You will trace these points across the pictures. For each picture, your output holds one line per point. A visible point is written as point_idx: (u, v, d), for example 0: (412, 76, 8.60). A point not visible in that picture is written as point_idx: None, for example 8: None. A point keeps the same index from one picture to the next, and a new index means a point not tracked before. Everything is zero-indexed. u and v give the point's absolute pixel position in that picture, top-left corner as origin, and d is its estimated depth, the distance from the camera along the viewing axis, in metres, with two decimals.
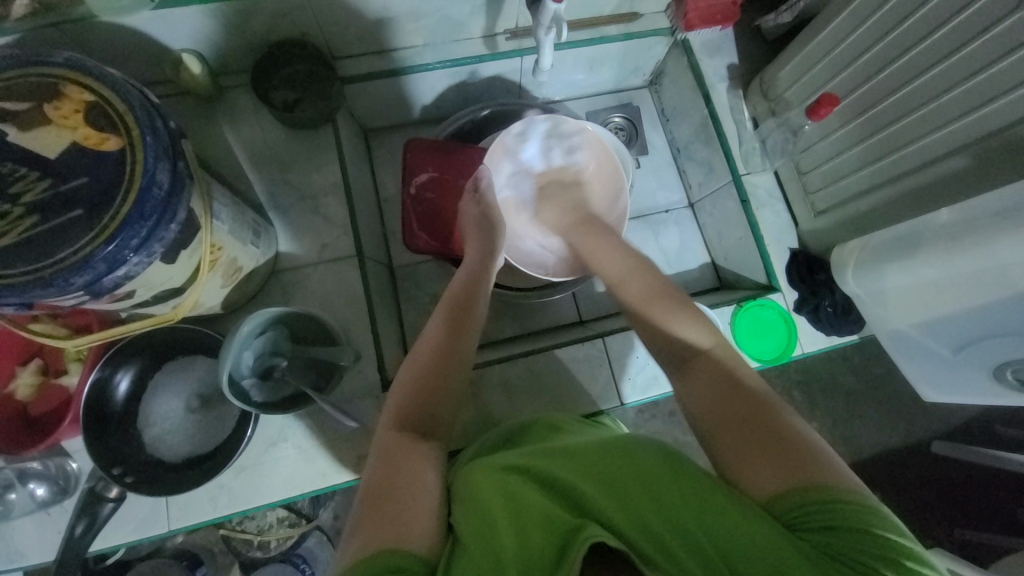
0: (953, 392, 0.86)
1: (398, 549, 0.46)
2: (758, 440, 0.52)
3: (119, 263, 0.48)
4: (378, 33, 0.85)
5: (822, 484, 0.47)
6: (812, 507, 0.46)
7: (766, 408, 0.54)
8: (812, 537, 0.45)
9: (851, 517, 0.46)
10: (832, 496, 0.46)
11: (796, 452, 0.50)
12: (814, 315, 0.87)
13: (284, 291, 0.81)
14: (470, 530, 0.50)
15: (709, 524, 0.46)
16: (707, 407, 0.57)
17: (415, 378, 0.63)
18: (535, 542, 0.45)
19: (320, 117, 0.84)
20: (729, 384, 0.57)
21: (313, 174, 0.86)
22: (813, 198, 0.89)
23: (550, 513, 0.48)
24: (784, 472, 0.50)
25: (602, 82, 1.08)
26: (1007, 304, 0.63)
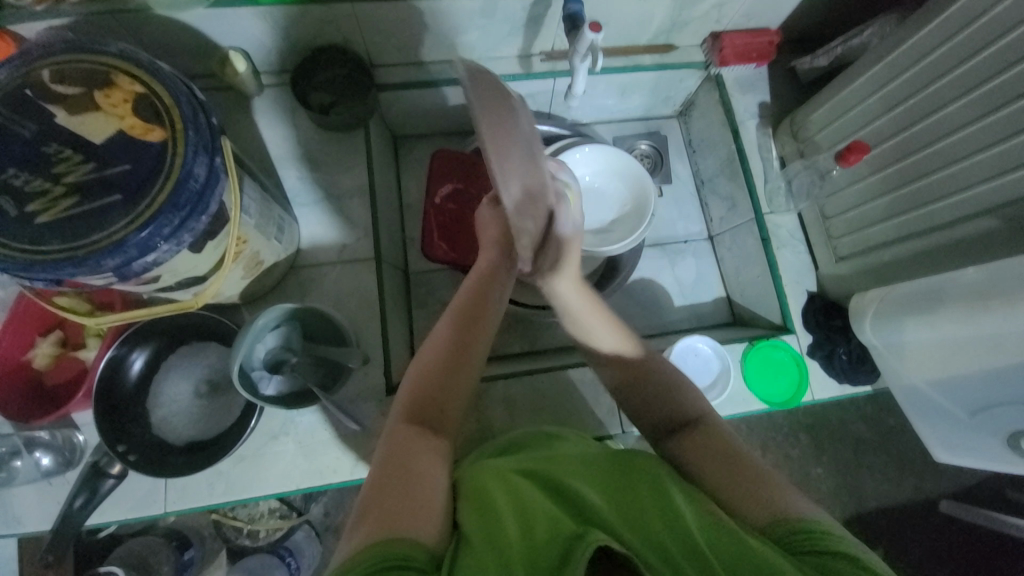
0: (964, 456, 0.83)
1: (400, 537, 0.46)
2: (736, 479, 0.56)
3: (150, 249, 0.50)
4: (417, 44, 0.87)
5: (799, 515, 0.51)
6: (793, 530, 0.49)
7: (734, 454, 0.58)
8: (804, 558, 0.47)
9: (827, 541, 0.48)
10: (813, 525, 0.50)
11: (769, 489, 0.54)
12: (827, 361, 0.86)
13: (300, 287, 0.82)
14: (475, 525, 0.50)
15: (715, 541, 0.46)
16: (688, 455, 0.60)
17: (434, 367, 0.63)
18: (540, 542, 0.45)
19: (353, 121, 0.87)
20: (709, 441, 0.60)
21: (341, 175, 0.88)
22: (835, 243, 0.88)
23: (555, 516, 0.48)
24: (758, 503, 0.53)
25: (632, 109, 1.09)
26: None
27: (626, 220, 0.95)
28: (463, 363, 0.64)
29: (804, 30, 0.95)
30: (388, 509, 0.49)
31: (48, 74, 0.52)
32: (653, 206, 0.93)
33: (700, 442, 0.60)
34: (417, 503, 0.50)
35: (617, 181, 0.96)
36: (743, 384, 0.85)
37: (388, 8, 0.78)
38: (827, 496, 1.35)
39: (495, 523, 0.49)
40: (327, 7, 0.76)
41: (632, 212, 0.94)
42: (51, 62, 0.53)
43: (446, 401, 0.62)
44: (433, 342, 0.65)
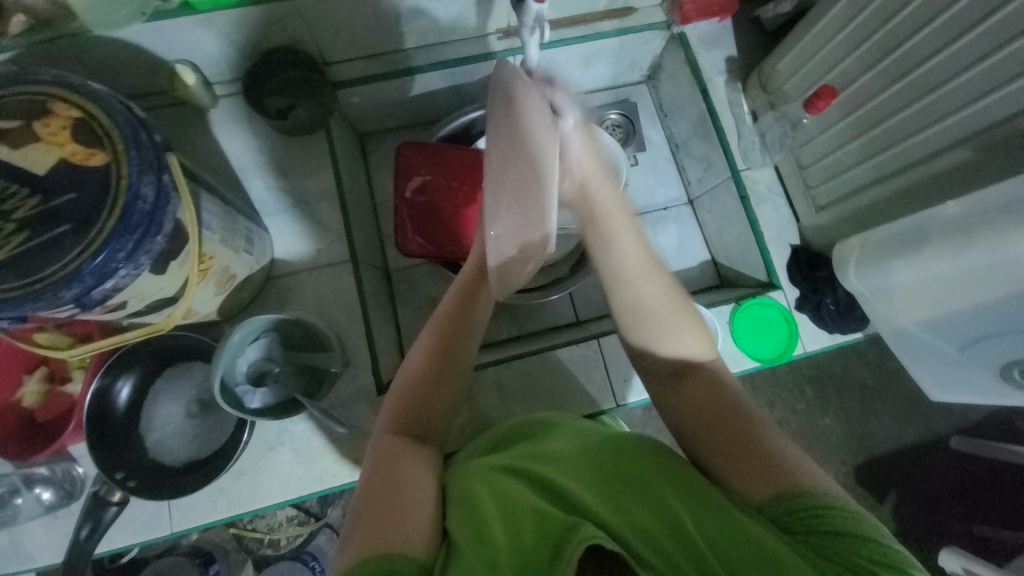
0: (958, 392, 0.83)
1: (390, 546, 0.47)
2: (740, 448, 0.53)
3: (107, 275, 0.49)
4: (369, 37, 0.85)
5: (803, 488, 0.49)
6: (795, 508, 0.48)
7: (737, 414, 0.55)
8: (806, 540, 0.46)
9: (835, 517, 0.46)
10: (817, 501, 0.48)
11: (773, 462, 0.52)
12: (816, 313, 0.85)
13: (279, 297, 0.82)
14: (463, 525, 0.50)
15: (707, 530, 0.46)
16: (683, 405, 0.58)
17: (415, 369, 0.64)
18: (531, 539, 0.46)
19: (313, 122, 0.85)
20: (708, 396, 0.57)
21: (307, 179, 0.87)
22: (813, 192, 0.87)
23: (546, 510, 0.49)
24: (760, 473, 0.51)
25: (598, 78, 1.07)
26: (1015, 300, 0.61)
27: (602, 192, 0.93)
28: (448, 362, 0.65)
29: None
30: (379, 520, 0.50)
31: None
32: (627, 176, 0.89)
33: (700, 397, 0.57)
34: (407, 509, 0.51)
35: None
36: (732, 345, 0.84)
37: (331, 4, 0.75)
38: (834, 444, 1.36)
39: (486, 517, 0.50)
40: (268, 8, 0.74)
41: (607, 182, 0.92)
42: None
43: (431, 404, 0.63)
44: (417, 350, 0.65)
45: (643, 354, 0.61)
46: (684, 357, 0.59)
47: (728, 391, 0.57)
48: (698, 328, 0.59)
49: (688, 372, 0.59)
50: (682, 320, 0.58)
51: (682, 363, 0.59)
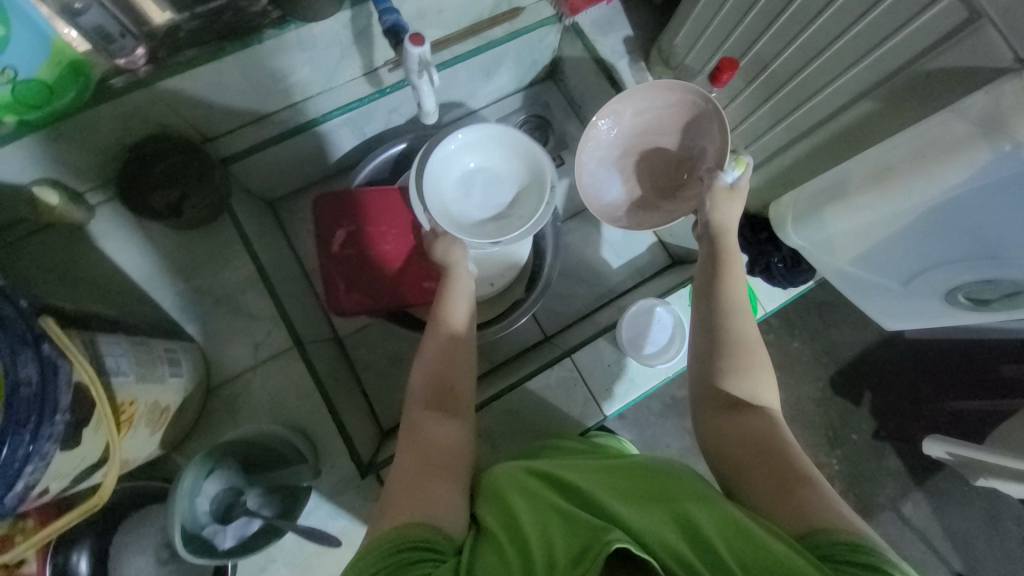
0: (911, 320, 0.87)
1: (419, 524, 0.48)
2: (774, 474, 0.54)
3: (13, 479, 0.42)
4: (247, 103, 0.76)
5: (836, 526, 0.47)
6: (833, 540, 0.46)
7: (788, 459, 0.55)
8: (840, 569, 0.44)
9: (868, 555, 0.44)
10: (855, 539, 0.45)
11: (813, 503, 0.50)
12: (767, 274, 0.87)
13: (228, 406, 0.75)
14: (496, 527, 0.49)
15: (736, 546, 0.44)
16: (720, 435, 0.61)
17: (432, 361, 0.68)
18: (561, 545, 0.43)
19: (210, 208, 0.77)
20: (759, 434, 0.59)
21: (223, 272, 0.79)
22: (738, 158, 0.88)
23: (578, 518, 0.46)
24: (797, 511, 0.50)
25: (503, 86, 1.03)
26: (938, 210, 0.61)
27: (529, 193, 0.87)
28: (459, 350, 0.70)
29: None
30: (411, 499, 0.51)
31: None
32: (547, 176, 0.84)
33: (757, 431, 0.59)
34: (437, 488, 0.54)
35: (502, 153, 0.87)
36: None
37: (193, 80, 0.67)
38: (808, 367, 1.43)
39: (513, 529, 0.48)
40: (118, 101, 0.65)
41: (533, 185, 0.86)
42: None
43: (455, 386, 0.67)
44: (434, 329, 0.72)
45: (712, 386, 0.65)
46: (749, 397, 0.63)
47: (782, 434, 0.59)
48: (762, 357, 0.66)
49: (748, 408, 0.62)
50: (756, 365, 0.66)
51: (748, 405, 0.62)
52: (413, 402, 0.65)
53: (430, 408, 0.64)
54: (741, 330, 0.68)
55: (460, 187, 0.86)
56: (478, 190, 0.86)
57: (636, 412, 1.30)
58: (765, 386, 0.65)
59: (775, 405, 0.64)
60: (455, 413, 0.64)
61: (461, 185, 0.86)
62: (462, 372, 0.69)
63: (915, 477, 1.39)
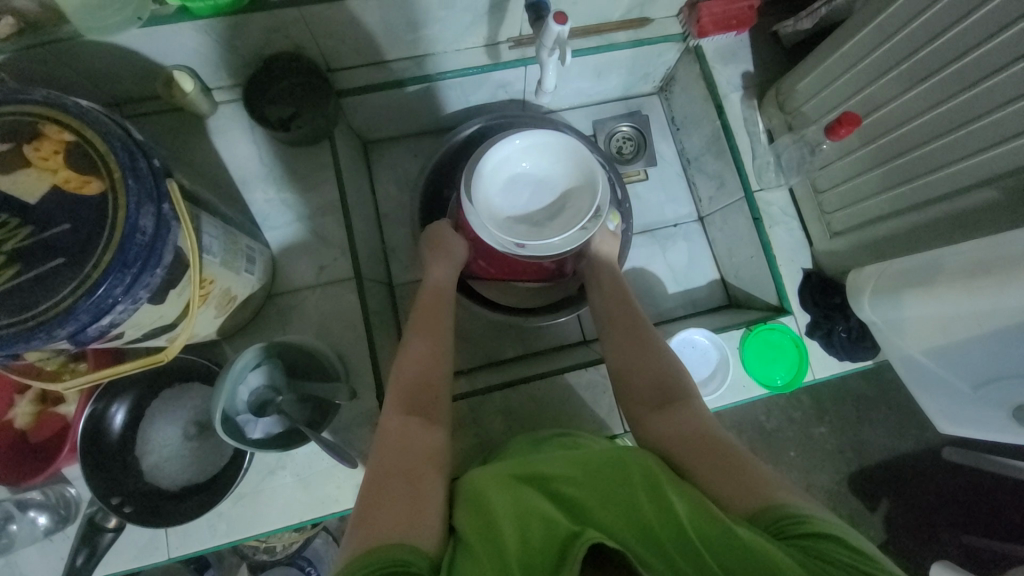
0: (969, 426, 0.83)
1: (400, 545, 0.46)
2: (709, 458, 0.55)
3: (103, 312, 0.47)
4: (377, 45, 0.81)
5: (781, 502, 0.48)
6: (784, 517, 0.46)
7: (717, 443, 0.57)
8: (797, 542, 0.44)
9: (815, 524, 0.46)
10: (803, 511, 0.47)
11: (758, 481, 0.51)
12: (826, 340, 0.84)
13: (281, 315, 0.79)
14: (475, 535, 0.48)
15: (702, 523, 0.44)
16: (657, 433, 0.61)
17: (410, 362, 0.68)
18: (536, 544, 0.44)
19: (316, 133, 0.82)
20: (692, 421, 0.60)
21: (310, 191, 0.84)
22: (829, 218, 0.86)
23: (548, 511, 0.47)
24: (745, 492, 0.50)
25: (610, 90, 1.04)
26: None
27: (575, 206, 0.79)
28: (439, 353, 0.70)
29: None
30: (389, 513, 0.50)
31: None
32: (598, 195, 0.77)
33: (684, 422, 0.60)
34: (416, 505, 0.51)
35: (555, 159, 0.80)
36: (742, 371, 0.84)
37: (341, 11, 0.72)
38: (832, 453, 1.36)
39: (490, 524, 0.48)
40: (271, 13, 0.70)
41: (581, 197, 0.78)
42: None
43: (433, 389, 0.66)
44: (415, 315, 0.75)
45: (635, 394, 0.68)
46: (669, 391, 0.66)
47: (706, 415, 0.61)
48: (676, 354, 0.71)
49: (672, 402, 0.64)
50: (669, 361, 0.70)
51: (671, 399, 0.65)
52: (392, 405, 0.64)
53: (405, 416, 0.62)
54: (660, 347, 0.72)
55: (507, 186, 0.81)
56: (524, 193, 0.81)
57: None
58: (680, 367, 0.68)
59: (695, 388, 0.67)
60: (432, 421, 0.63)
61: (507, 183, 0.81)
62: (435, 369, 0.69)
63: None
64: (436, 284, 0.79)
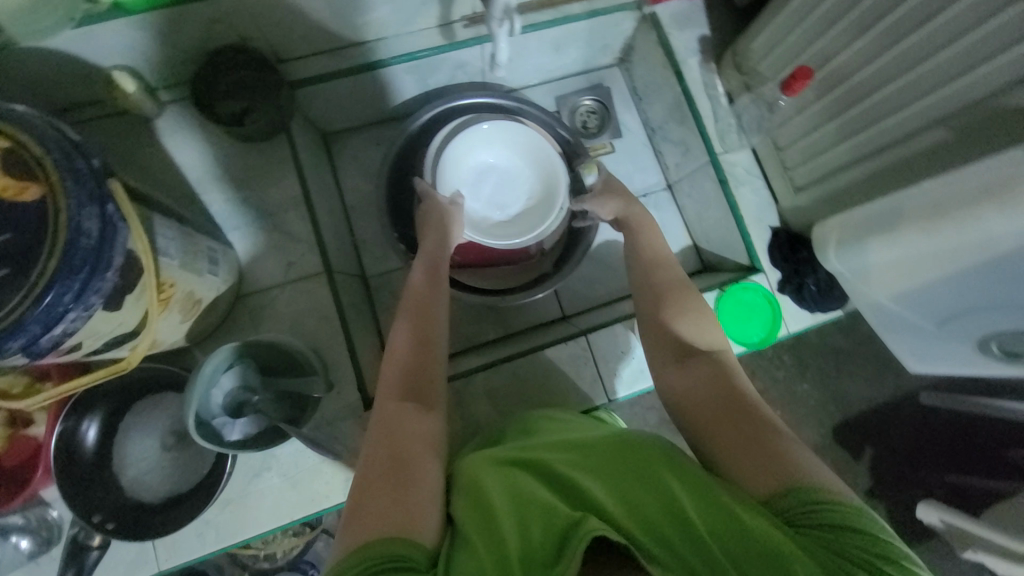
0: (938, 363, 0.86)
1: (396, 539, 0.46)
2: (728, 427, 0.55)
3: (55, 321, 0.45)
4: (326, 31, 0.78)
5: (798, 483, 0.48)
6: (800, 502, 0.47)
7: (745, 411, 0.56)
8: (812, 531, 0.45)
9: (833, 511, 0.46)
10: (821, 494, 0.47)
11: (777, 456, 0.51)
12: (797, 294, 0.86)
13: (252, 316, 0.78)
14: (473, 529, 0.48)
15: (711, 514, 0.45)
16: (681, 391, 0.61)
17: (404, 350, 0.67)
18: (537, 538, 0.44)
19: (271, 126, 0.79)
20: (713, 384, 0.59)
21: (271, 188, 0.81)
22: (792, 173, 0.87)
23: (550, 503, 0.47)
24: (763, 468, 0.50)
25: (569, 64, 1.03)
26: (993, 266, 0.60)
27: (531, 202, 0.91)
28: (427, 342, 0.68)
29: None
30: (383, 505, 0.49)
31: None
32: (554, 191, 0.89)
33: (710, 389, 0.59)
34: (412, 493, 0.51)
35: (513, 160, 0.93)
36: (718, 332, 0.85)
37: None
38: (816, 407, 1.40)
39: (489, 519, 0.48)
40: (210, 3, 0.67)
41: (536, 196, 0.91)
42: None
43: (428, 372, 0.65)
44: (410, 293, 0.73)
45: (659, 344, 0.67)
46: (696, 355, 0.64)
47: (731, 372, 0.61)
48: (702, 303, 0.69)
49: (694, 360, 0.63)
50: (694, 323, 0.67)
51: (695, 353, 0.64)
52: (387, 391, 0.62)
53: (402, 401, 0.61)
54: (682, 298, 0.70)
55: (472, 178, 0.93)
56: (488, 187, 0.92)
57: None
58: (706, 320, 0.67)
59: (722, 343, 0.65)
60: (428, 405, 0.62)
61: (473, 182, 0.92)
62: (431, 353, 0.67)
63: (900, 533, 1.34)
64: (432, 254, 0.78)
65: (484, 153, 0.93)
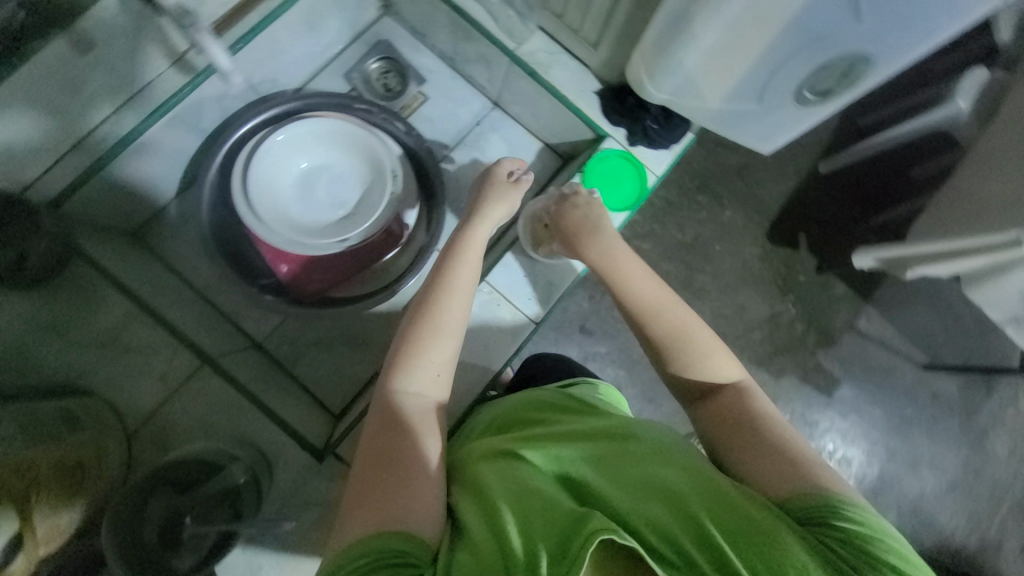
0: (783, 140, 0.89)
1: (389, 533, 0.48)
2: (746, 433, 0.58)
3: None
4: (50, 134, 0.69)
5: (814, 488, 0.51)
6: (813, 508, 0.49)
7: (757, 421, 0.58)
8: (821, 533, 0.47)
9: (844, 517, 0.48)
10: (836, 500, 0.49)
11: (797, 463, 0.53)
12: (647, 139, 0.89)
13: (156, 441, 0.75)
14: (475, 533, 0.49)
15: (721, 514, 0.47)
16: (707, 412, 0.62)
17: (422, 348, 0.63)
18: (540, 530, 0.46)
19: (53, 261, 0.66)
20: (736, 405, 0.60)
21: (93, 319, 0.68)
22: (582, 33, 0.86)
23: (553, 499, 0.50)
24: (779, 476, 0.53)
25: (335, 37, 0.95)
26: (779, 29, 0.64)
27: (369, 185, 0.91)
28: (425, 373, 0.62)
29: None
30: (378, 504, 0.51)
31: None
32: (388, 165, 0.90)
33: (729, 411, 0.60)
34: (412, 487, 0.52)
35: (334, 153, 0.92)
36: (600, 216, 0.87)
37: None
38: None
39: (489, 519, 0.50)
40: None
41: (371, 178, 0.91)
42: None
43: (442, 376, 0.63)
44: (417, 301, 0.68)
45: (673, 373, 0.67)
46: (711, 378, 0.64)
47: (750, 390, 0.62)
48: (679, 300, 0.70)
49: (718, 383, 0.64)
50: (701, 347, 0.65)
51: (709, 385, 0.64)
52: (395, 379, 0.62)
53: (405, 393, 0.60)
54: (668, 294, 0.69)
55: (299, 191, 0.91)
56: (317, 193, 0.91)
57: (600, 323, 1.21)
58: (705, 335, 0.66)
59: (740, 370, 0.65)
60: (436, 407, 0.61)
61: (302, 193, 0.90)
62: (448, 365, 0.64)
63: (864, 294, 1.32)
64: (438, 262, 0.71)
65: (301, 163, 0.91)
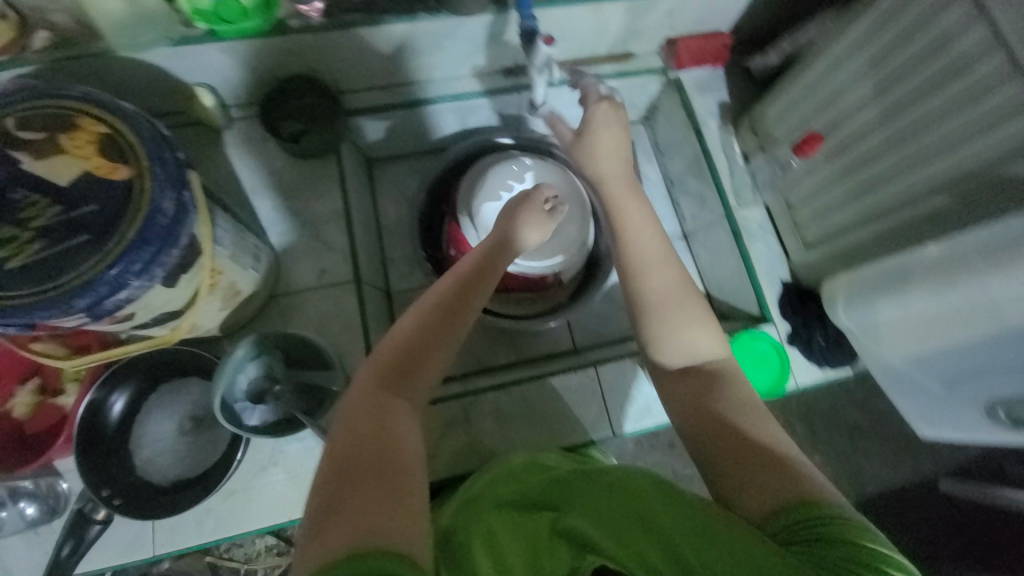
0: (947, 428, 0.85)
1: (380, 550, 0.41)
2: (740, 460, 0.55)
3: (120, 286, 0.50)
4: (384, 72, 0.89)
5: (803, 498, 0.50)
6: (796, 523, 0.48)
7: (732, 419, 0.59)
8: (804, 549, 0.46)
9: (835, 529, 0.46)
10: (826, 513, 0.48)
11: (786, 474, 0.53)
12: (807, 347, 0.89)
13: (281, 315, 0.83)
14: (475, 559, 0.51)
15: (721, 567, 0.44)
16: (683, 412, 0.63)
17: (405, 333, 0.60)
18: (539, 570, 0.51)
19: (323, 146, 0.87)
20: (720, 406, 0.60)
21: (316, 200, 0.89)
22: (803, 231, 0.91)
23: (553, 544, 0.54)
24: (763, 493, 0.52)
25: None
26: (1003, 337, 0.63)
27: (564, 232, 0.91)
28: (418, 369, 0.59)
29: (754, 29, 0.99)
30: (357, 517, 0.44)
31: (10, 121, 0.52)
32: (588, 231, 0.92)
33: (703, 404, 0.61)
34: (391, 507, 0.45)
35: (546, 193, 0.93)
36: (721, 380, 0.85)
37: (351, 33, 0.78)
38: None
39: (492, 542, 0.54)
40: (292, 37, 0.77)
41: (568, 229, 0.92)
42: (9, 111, 0.52)
43: (427, 359, 0.59)
44: (436, 288, 0.64)
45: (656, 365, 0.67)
46: (688, 356, 0.66)
47: (733, 386, 0.62)
48: (700, 315, 0.67)
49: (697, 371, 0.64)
50: (673, 319, 0.67)
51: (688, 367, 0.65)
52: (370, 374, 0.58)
53: (384, 387, 0.56)
54: (684, 299, 0.68)
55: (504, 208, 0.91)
56: None
57: None
58: (703, 343, 0.66)
59: (718, 345, 0.66)
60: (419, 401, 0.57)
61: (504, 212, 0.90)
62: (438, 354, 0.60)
63: None
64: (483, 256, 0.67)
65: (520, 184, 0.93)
